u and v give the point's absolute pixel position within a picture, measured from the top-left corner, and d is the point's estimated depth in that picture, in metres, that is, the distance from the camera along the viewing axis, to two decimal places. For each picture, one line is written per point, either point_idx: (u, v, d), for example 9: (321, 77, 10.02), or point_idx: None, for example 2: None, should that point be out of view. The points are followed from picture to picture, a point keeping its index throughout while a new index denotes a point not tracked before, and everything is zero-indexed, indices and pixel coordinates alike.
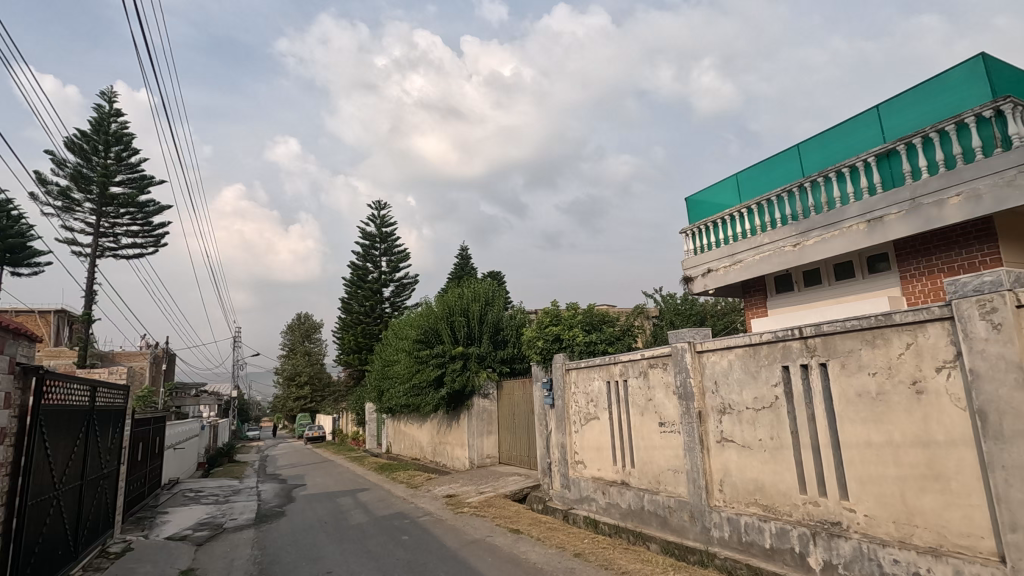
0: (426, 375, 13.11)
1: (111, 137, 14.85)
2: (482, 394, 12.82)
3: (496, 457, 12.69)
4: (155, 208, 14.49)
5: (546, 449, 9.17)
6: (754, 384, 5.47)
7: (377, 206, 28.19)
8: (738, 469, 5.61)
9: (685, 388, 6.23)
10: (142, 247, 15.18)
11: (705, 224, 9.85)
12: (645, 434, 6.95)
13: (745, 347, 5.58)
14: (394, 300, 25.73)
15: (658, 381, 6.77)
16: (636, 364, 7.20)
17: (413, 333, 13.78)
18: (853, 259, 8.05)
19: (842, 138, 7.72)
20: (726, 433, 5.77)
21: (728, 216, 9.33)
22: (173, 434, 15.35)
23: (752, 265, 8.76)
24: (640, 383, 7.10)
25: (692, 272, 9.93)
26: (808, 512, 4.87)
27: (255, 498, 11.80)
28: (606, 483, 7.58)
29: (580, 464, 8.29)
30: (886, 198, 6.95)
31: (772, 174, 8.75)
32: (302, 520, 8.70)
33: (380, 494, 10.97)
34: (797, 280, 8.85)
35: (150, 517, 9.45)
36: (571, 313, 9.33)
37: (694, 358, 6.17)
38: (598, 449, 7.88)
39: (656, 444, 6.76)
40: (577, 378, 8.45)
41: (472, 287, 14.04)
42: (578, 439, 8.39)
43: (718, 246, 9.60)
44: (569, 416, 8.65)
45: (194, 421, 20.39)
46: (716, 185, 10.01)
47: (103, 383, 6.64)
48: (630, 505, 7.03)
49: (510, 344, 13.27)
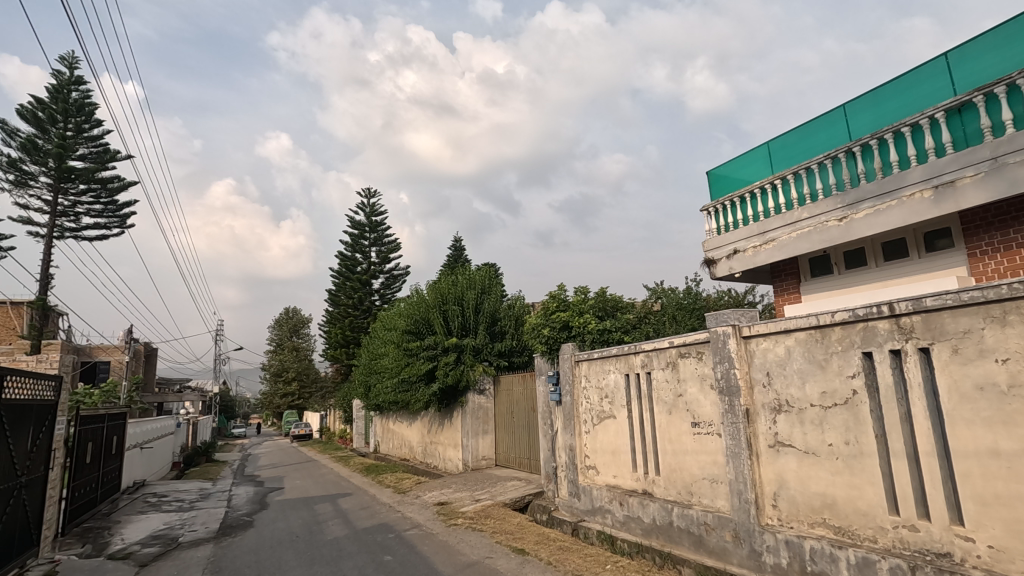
0: (416, 369, 11.99)
1: (71, 106, 13.64)
2: (477, 390, 11.70)
3: (493, 458, 11.60)
4: (120, 184, 13.26)
5: (551, 452, 8.08)
6: (822, 375, 4.40)
7: (367, 194, 27.00)
8: (799, 482, 4.54)
9: (727, 381, 5.16)
10: (105, 228, 13.93)
11: (731, 199, 8.78)
12: (675, 437, 5.88)
13: (810, 330, 4.52)
14: (384, 293, 24.54)
15: (691, 373, 5.70)
16: (662, 354, 6.12)
17: (402, 323, 12.65)
18: (907, 235, 7.02)
19: (900, 93, 6.68)
20: (783, 436, 4.70)
21: (758, 189, 8.29)
22: (140, 432, 14.08)
23: (787, 244, 7.73)
24: (667, 376, 6.03)
25: (715, 254, 8.90)
26: (901, 538, 3.81)
27: (225, 503, 10.60)
28: (624, 492, 6.51)
29: (592, 470, 7.20)
30: (960, 159, 5.91)
31: (811, 141, 7.70)
32: (270, 534, 7.51)
33: (363, 500, 9.82)
34: (837, 262, 7.80)
35: (99, 529, 8.24)
36: (581, 297, 8.20)
37: (739, 345, 5.10)
38: (614, 453, 6.82)
39: (688, 448, 5.70)
40: (589, 370, 7.36)
41: (467, 275, 12.94)
42: (590, 442, 7.31)
43: (745, 224, 8.55)
44: (578, 415, 7.56)
45: (168, 417, 19.08)
46: (741, 157, 8.95)
47: (18, 372, 5.44)
48: (655, 521, 5.96)
49: (508, 336, 12.14)
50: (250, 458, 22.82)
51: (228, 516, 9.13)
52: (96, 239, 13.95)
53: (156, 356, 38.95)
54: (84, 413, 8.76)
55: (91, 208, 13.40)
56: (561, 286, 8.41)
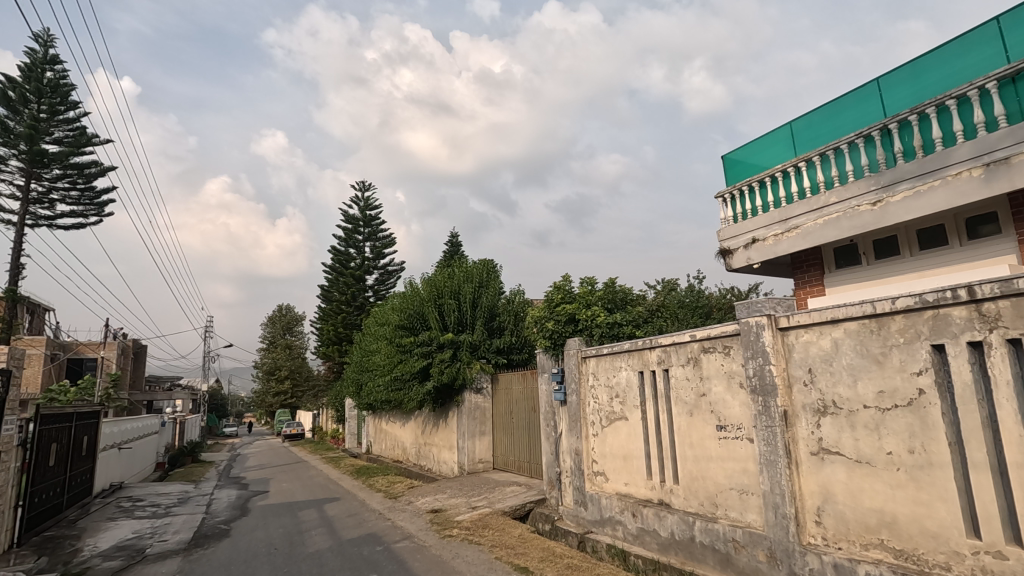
0: (409, 366, 11.34)
1: (44, 86, 13.02)
2: (474, 389, 11.04)
3: (490, 461, 10.97)
4: (98, 169, 12.57)
5: (554, 456, 7.45)
6: (879, 372, 3.78)
7: (362, 187, 26.32)
8: (849, 496, 3.92)
9: (760, 378, 4.53)
10: (82, 216, 13.22)
11: (749, 184, 8.17)
12: (697, 442, 5.25)
13: (863, 319, 3.90)
14: (378, 289, 23.85)
15: (716, 370, 5.09)
16: (682, 348, 5.50)
17: (395, 318, 12.01)
18: (946, 221, 6.42)
19: (943, 63, 6.09)
20: (828, 442, 4.08)
21: (780, 172, 7.66)
22: (118, 431, 13.35)
23: (813, 232, 7.12)
24: (688, 373, 5.41)
25: (731, 243, 8.29)
26: (982, 567, 3.19)
27: (204, 508, 9.90)
28: (637, 502, 5.89)
29: (601, 477, 6.58)
30: (1015, 133, 5.31)
31: (841, 118, 7.07)
32: (247, 546, 6.83)
33: (351, 506, 9.16)
34: (865, 251, 7.20)
35: (60, 538, 7.54)
36: (588, 288, 7.54)
37: (775, 337, 4.48)
38: (626, 458, 6.20)
39: (712, 455, 5.08)
40: (598, 368, 6.74)
41: (463, 268, 12.33)
42: (598, 446, 6.69)
43: (764, 211, 7.94)
44: (585, 416, 6.93)
45: (151, 415, 18.33)
46: (760, 140, 8.32)
47: None
48: (673, 535, 5.34)
49: (507, 332, 11.51)
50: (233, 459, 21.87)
51: (204, 523, 8.44)
52: (72, 228, 13.25)
53: (145, 353, 38.07)
54: (46, 411, 8.04)
55: (67, 195, 12.72)
56: (566, 276, 7.78)
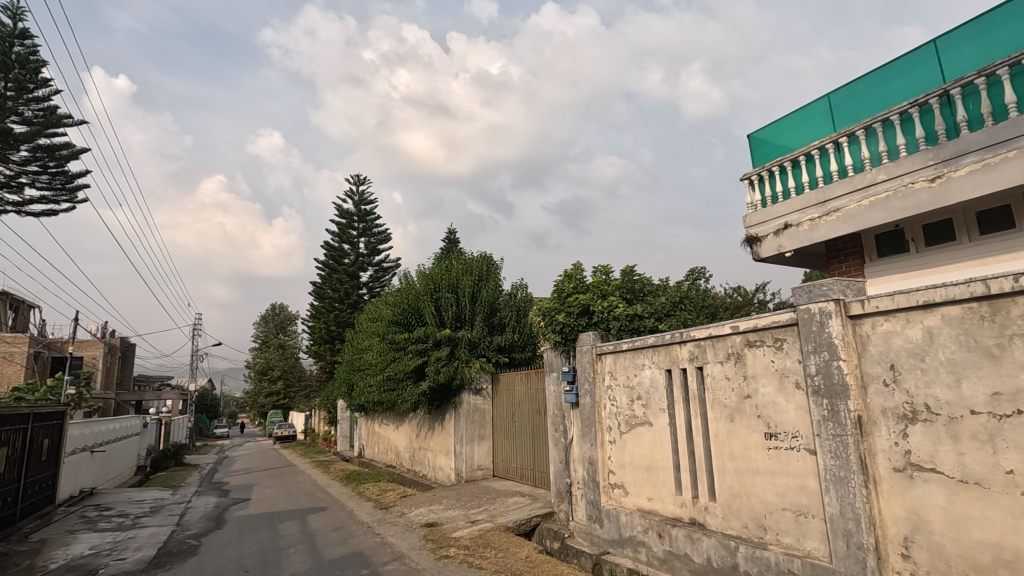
0: (403, 365, 10.52)
1: (12, 61, 12.24)
2: (473, 390, 10.22)
3: (490, 468, 10.16)
4: (70, 152, 11.71)
5: (564, 465, 6.66)
6: (994, 368, 2.99)
7: (356, 180, 25.51)
8: (948, 524, 3.12)
9: (826, 378, 3.74)
10: (53, 202, 12.39)
11: (780, 164, 7.38)
12: (739, 453, 4.47)
13: (968, 304, 3.11)
14: (372, 286, 23.01)
15: (765, 368, 4.29)
16: (720, 343, 4.72)
17: (389, 313, 11.20)
18: (1013, 201, 5.64)
19: (1016, 19, 5.36)
20: (919, 456, 3.28)
21: (817, 149, 6.86)
22: (90, 434, 12.43)
23: (857, 215, 6.35)
24: (728, 371, 4.62)
25: (759, 230, 7.51)
26: None
27: (176, 519, 9.01)
28: (664, 521, 5.09)
29: (619, 491, 5.79)
30: None
31: (890, 87, 6.29)
32: (214, 568, 5.97)
33: (337, 518, 8.31)
34: (913, 237, 6.43)
35: (7, 555, 6.66)
36: (603, 278, 6.72)
37: (846, 327, 3.69)
38: (649, 469, 5.40)
39: (759, 468, 4.28)
40: (615, 366, 5.94)
41: (462, 261, 11.54)
42: (615, 454, 5.89)
43: (798, 193, 7.15)
44: (601, 421, 6.12)
45: (132, 416, 17.40)
46: (790, 117, 7.52)
47: None
48: (709, 562, 4.54)
49: (509, 329, 10.72)
50: (272, 459, 21.78)
51: (172, 537, 7.57)
52: (43, 215, 12.41)
53: (133, 352, 37.05)
54: None
55: (36, 179, 11.89)
56: (578, 265, 6.97)
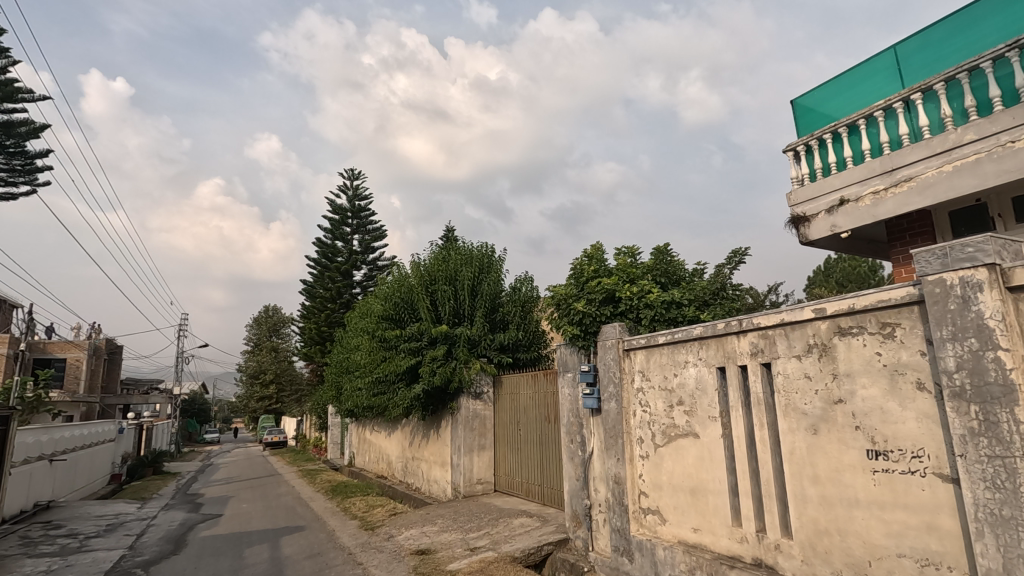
0: (393, 366, 9.39)
1: None
2: (473, 394, 9.11)
3: (491, 482, 9.06)
4: (27, 130, 10.63)
5: (582, 484, 5.57)
6: None
7: (350, 175, 24.39)
8: None
9: (974, 375, 2.66)
10: (10, 183, 11.35)
11: (833, 131, 6.29)
12: (827, 476, 3.38)
13: None
14: (365, 284, 21.89)
15: (867, 364, 3.21)
16: (797, 333, 3.65)
17: (378, 307, 10.10)
18: None
19: None
20: None
21: (882, 110, 5.80)
22: (49, 440, 11.25)
23: (936, 183, 5.28)
24: (809, 369, 3.54)
25: (807, 208, 6.44)
26: None
27: (131, 541, 7.83)
28: (717, 560, 4.00)
29: (653, 518, 4.71)
30: None
31: (977, 31, 5.29)
32: None
33: (314, 542, 7.17)
34: (1000, 212, 5.36)
35: None
36: (628, 261, 5.67)
37: (1005, 303, 2.62)
38: (695, 492, 4.32)
39: (859, 498, 3.19)
40: (648, 363, 4.87)
41: (461, 251, 10.44)
42: (649, 473, 4.80)
43: (855, 164, 6.08)
44: (629, 431, 5.03)
45: (106, 421, 16.21)
46: (843, 77, 6.47)
47: None
48: None
49: (512, 326, 9.65)
50: (257, 458, 24.85)
51: (116, 566, 6.40)
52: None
53: (120, 354, 35.78)
54: None
55: None
56: (597, 246, 5.91)
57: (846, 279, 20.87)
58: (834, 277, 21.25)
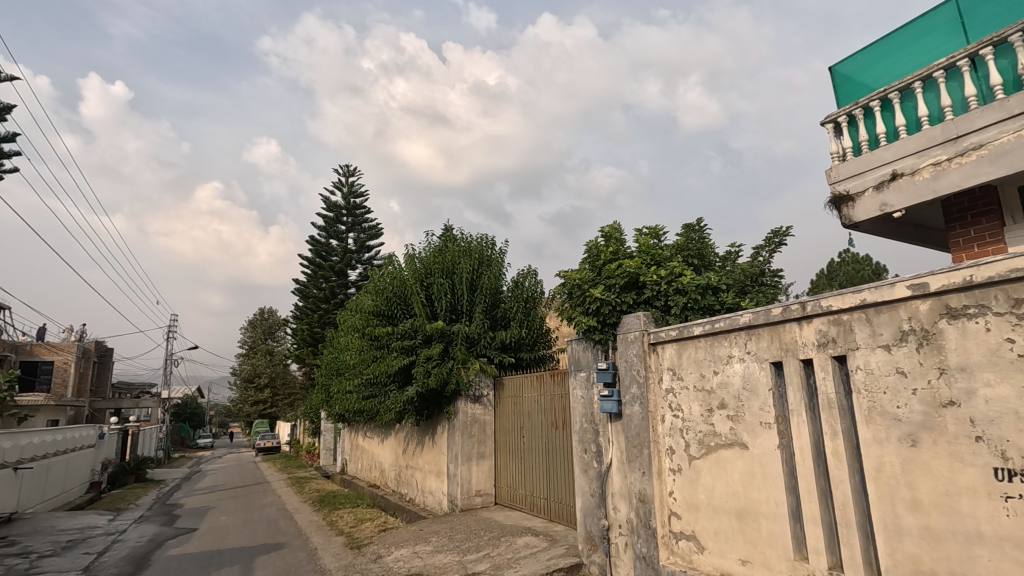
0: (384, 366, 8.58)
1: None
2: (472, 398, 8.30)
3: (491, 494, 8.26)
4: None
5: (599, 501, 4.79)
6: None
7: (346, 171, 23.66)
8: None
9: None
10: None
11: (883, 98, 5.50)
12: (932, 501, 2.59)
13: None
14: (360, 284, 21.11)
15: (992, 355, 2.44)
16: (884, 317, 2.87)
17: (369, 303, 9.31)
18: None
19: None
20: None
21: (943, 70, 5.04)
22: (15, 447, 10.40)
23: (1014, 150, 4.51)
24: (903, 363, 2.76)
25: (852, 186, 5.65)
26: None
27: (89, 560, 7.00)
28: None
29: (688, 545, 3.92)
30: None
31: None
32: None
33: (293, 563, 6.36)
34: None
35: None
36: (652, 243, 4.92)
37: None
38: (743, 516, 3.52)
39: (983, 532, 2.41)
40: (681, 359, 4.08)
41: (459, 243, 9.67)
42: (681, 490, 4.01)
43: (909, 134, 5.29)
44: (657, 441, 4.23)
45: (85, 426, 15.36)
46: (889, 41, 5.71)
47: None
48: None
49: (514, 324, 8.87)
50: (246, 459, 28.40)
51: None
52: None
53: (110, 357, 34.90)
54: None
55: None
56: (615, 226, 5.14)
57: (848, 281, 20.16)
58: (837, 279, 20.51)
